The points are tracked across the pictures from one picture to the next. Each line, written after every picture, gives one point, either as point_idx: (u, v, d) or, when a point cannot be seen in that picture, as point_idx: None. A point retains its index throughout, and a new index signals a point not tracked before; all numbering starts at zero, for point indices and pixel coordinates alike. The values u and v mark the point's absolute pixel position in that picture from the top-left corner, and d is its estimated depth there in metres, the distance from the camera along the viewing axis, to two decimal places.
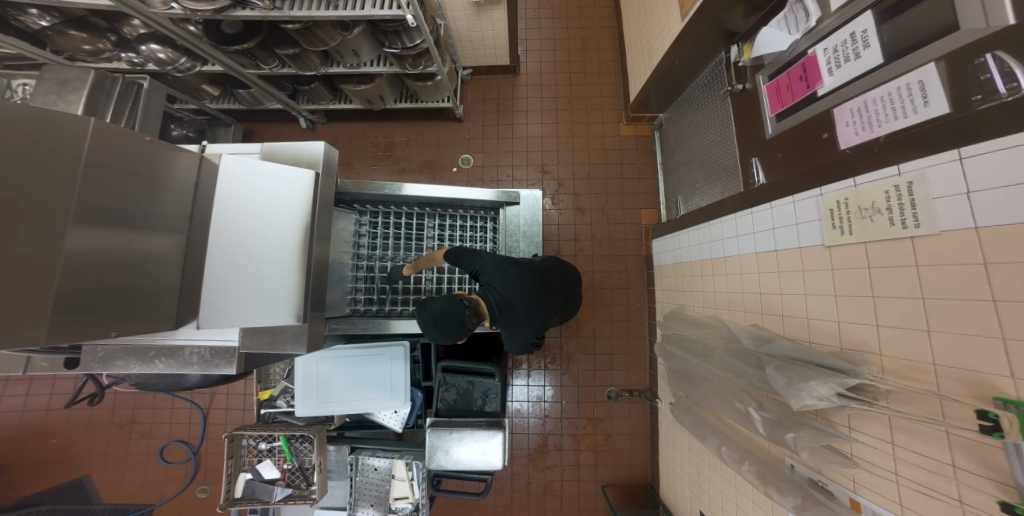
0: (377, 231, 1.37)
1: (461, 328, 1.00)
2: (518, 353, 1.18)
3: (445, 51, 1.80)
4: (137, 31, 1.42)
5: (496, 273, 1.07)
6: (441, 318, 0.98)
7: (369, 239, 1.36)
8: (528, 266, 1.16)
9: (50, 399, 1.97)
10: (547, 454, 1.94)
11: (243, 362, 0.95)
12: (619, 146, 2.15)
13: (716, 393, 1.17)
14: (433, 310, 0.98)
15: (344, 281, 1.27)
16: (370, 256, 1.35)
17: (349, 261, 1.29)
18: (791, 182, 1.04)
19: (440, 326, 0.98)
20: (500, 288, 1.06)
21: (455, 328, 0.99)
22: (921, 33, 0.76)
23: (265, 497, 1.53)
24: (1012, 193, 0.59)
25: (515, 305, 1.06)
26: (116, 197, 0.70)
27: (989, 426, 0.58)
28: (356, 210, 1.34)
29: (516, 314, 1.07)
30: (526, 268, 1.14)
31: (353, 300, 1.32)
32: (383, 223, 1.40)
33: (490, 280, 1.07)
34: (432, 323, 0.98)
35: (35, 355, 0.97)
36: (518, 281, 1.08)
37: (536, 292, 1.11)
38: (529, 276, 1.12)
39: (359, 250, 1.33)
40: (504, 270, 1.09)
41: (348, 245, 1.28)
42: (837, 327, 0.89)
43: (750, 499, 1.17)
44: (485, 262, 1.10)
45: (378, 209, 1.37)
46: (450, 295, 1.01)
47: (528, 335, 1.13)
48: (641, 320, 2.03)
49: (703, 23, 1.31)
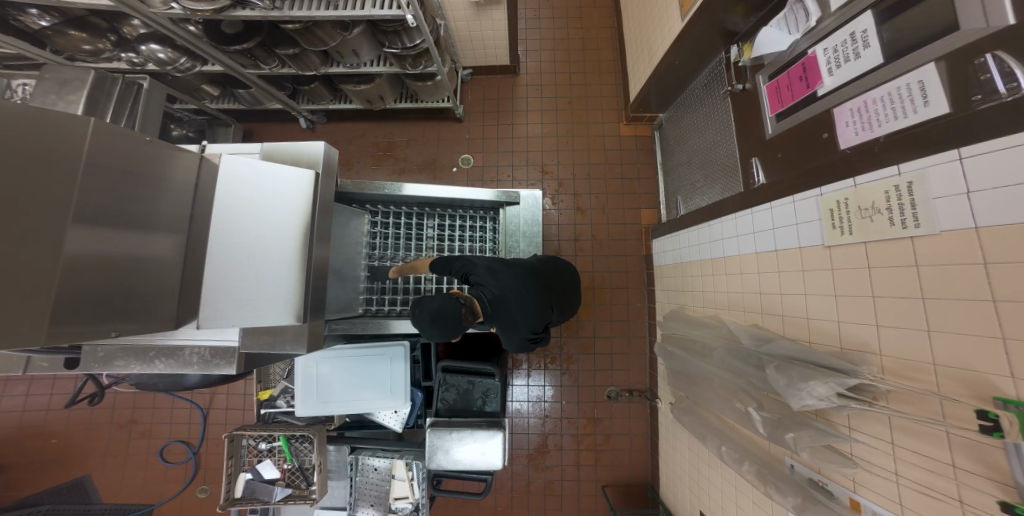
0: (389, 231, 1.39)
1: (458, 328, 0.98)
2: (520, 348, 1.16)
3: (445, 52, 1.80)
4: (137, 31, 1.42)
5: (484, 274, 1.06)
6: (440, 317, 0.96)
7: (382, 239, 1.39)
8: (515, 264, 1.14)
9: (49, 399, 1.97)
10: (547, 454, 1.94)
11: (243, 362, 0.95)
12: (619, 146, 2.15)
13: (716, 392, 1.17)
14: (430, 308, 0.96)
15: (358, 281, 1.30)
16: (382, 257, 1.38)
17: (364, 261, 1.32)
18: (791, 182, 1.04)
19: (437, 325, 0.96)
20: (488, 288, 1.05)
21: (453, 326, 0.97)
22: (920, 33, 0.76)
23: (265, 497, 1.53)
24: (1012, 193, 0.59)
25: (505, 304, 1.04)
26: (116, 197, 0.70)
27: (989, 426, 0.58)
28: (369, 210, 1.36)
29: (508, 311, 1.05)
30: (514, 266, 1.12)
31: (367, 299, 1.34)
32: (394, 223, 1.42)
33: (479, 283, 1.07)
34: (428, 321, 0.96)
35: (35, 355, 0.97)
36: (505, 278, 1.07)
37: (527, 287, 1.09)
38: (519, 273, 1.10)
39: (373, 250, 1.36)
40: (490, 271, 1.07)
41: (359, 245, 1.30)
42: (837, 328, 0.89)
43: (750, 499, 1.17)
44: (472, 265, 1.10)
45: (389, 208, 1.39)
46: (448, 294, 1.00)
47: (525, 332, 1.09)
48: (641, 320, 2.03)
49: (703, 23, 1.31)
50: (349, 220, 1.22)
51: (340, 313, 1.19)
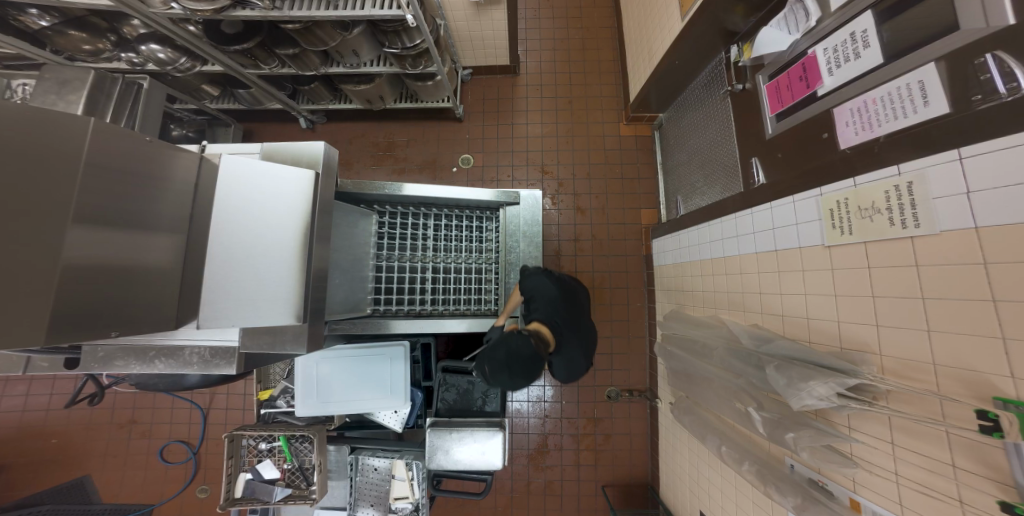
0: (396, 231, 1.40)
1: (537, 362, 0.88)
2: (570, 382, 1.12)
3: (445, 52, 1.80)
4: (137, 31, 1.41)
5: (554, 294, 1.08)
6: (513, 360, 0.85)
7: (389, 239, 1.40)
8: (576, 288, 1.18)
9: (49, 400, 1.97)
10: (547, 454, 1.94)
11: (243, 362, 0.94)
12: (619, 146, 2.15)
13: (716, 392, 1.17)
14: (500, 358, 0.87)
15: (365, 281, 1.30)
16: (388, 257, 1.38)
17: (371, 261, 1.33)
18: (791, 182, 1.04)
19: (517, 373, 0.86)
20: (558, 308, 1.06)
21: (528, 363, 0.86)
22: (920, 34, 0.76)
23: (265, 497, 1.53)
24: (1013, 192, 0.59)
25: (571, 326, 1.06)
26: (115, 197, 0.69)
27: (989, 426, 0.58)
28: (376, 210, 1.37)
29: (569, 335, 1.04)
30: (575, 292, 1.16)
31: (375, 299, 1.36)
32: (402, 223, 1.43)
33: (544, 302, 1.07)
34: (505, 373, 0.86)
35: (35, 355, 0.97)
36: (568, 305, 1.09)
37: (582, 313, 1.14)
38: (575, 303, 1.12)
39: (380, 250, 1.37)
40: (561, 292, 1.10)
41: (366, 246, 1.31)
42: (837, 327, 0.89)
43: (750, 499, 1.17)
44: (540, 284, 1.11)
45: (396, 208, 1.39)
46: (507, 337, 0.91)
47: (582, 363, 1.08)
48: (641, 320, 2.03)
49: (703, 23, 1.31)
50: (355, 221, 1.23)
51: (346, 313, 1.19)
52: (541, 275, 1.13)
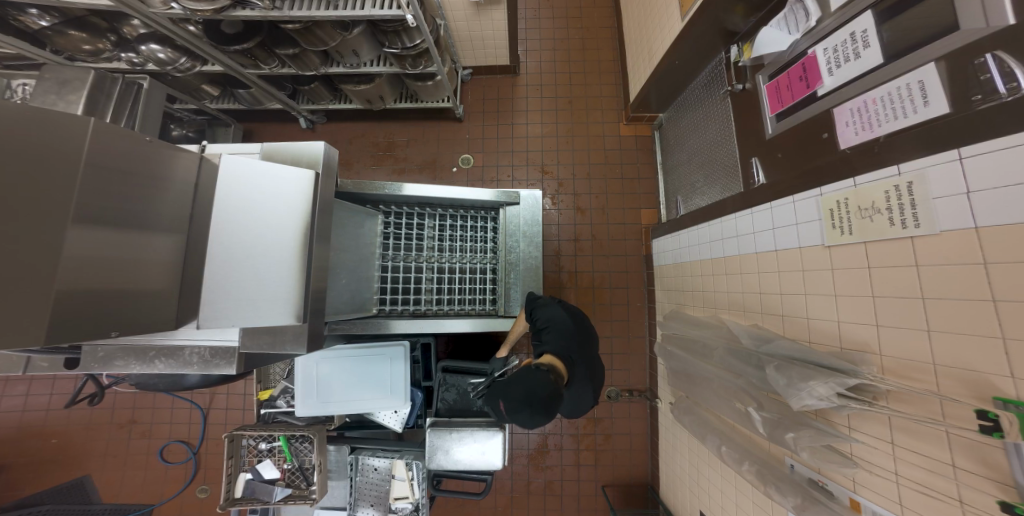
0: (402, 231, 1.41)
1: (556, 400, 0.85)
2: (572, 416, 1.12)
3: (445, 52, 1.80)
4: (137, 31, 1.41)
5: (568, 326, 1.09)
6: (533, 396, 0.82)
7: (395, 239, 1.40)
8: (586, 321, 1.19)
9: (49, 399, 1.97)
10: (547, 454, 1.94)
11: (243, 362, 0.94)
12: (619, 146, 2.15)
13: (716, 392, 1.17)
14: (519, 395, 0.82)
15: (371, 281, 1.31)
16: (393, 257, 1.38)
17: (377, 261, 1.35)
18: (791, 182, 1.04)
19: (538, 411, 0.81)
20: (572, 340, 1.06)
21: (547, 402, 0.83)
22: (921, 33, 0.76)
23: (265, 497, 1.53)
24: (1013, 193, 0.59)
25: (584, 360, 1.05)
26: (114, 197, 0.69)
27: (989, 426, 0.58)
28: (382, 211, 1.38)
29: (580, 368, 1.03)
30: (586, 324, 1.17)
31: (380, 299, 1.37)
32: (407, 223, 1.43)
33: (558, 333, 1.07)
34: (524, 411, 0.81)
35: (35, 355, 0.97)
36: (579, 338, 1.09)
37: (593, 346, 1.15)
38: (587, 336, 1.12)
39: (386, 250, 1.38)
40: (574, 324, 1.11)
41: (372, 246, 1.32)
42: (836, 327, 0.89)
43: (750, 499, 1.17)
44: (555, 314, 1.13)
45: (402, 209, 1.40)
46: (525, 372, 0.88)
47: (589, 400, 1.09)
48: (641, 319, 2.03)
49: (703, 23, 1.31)
50: (361, 221, 1.25)
51: (353, 313, 1.21)
52: (554, 305, 1.15)
